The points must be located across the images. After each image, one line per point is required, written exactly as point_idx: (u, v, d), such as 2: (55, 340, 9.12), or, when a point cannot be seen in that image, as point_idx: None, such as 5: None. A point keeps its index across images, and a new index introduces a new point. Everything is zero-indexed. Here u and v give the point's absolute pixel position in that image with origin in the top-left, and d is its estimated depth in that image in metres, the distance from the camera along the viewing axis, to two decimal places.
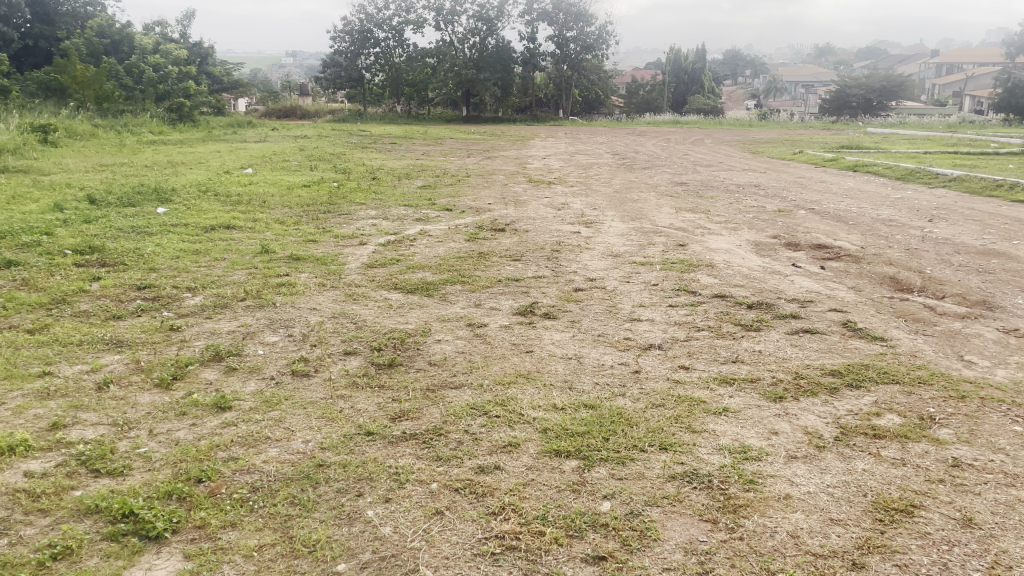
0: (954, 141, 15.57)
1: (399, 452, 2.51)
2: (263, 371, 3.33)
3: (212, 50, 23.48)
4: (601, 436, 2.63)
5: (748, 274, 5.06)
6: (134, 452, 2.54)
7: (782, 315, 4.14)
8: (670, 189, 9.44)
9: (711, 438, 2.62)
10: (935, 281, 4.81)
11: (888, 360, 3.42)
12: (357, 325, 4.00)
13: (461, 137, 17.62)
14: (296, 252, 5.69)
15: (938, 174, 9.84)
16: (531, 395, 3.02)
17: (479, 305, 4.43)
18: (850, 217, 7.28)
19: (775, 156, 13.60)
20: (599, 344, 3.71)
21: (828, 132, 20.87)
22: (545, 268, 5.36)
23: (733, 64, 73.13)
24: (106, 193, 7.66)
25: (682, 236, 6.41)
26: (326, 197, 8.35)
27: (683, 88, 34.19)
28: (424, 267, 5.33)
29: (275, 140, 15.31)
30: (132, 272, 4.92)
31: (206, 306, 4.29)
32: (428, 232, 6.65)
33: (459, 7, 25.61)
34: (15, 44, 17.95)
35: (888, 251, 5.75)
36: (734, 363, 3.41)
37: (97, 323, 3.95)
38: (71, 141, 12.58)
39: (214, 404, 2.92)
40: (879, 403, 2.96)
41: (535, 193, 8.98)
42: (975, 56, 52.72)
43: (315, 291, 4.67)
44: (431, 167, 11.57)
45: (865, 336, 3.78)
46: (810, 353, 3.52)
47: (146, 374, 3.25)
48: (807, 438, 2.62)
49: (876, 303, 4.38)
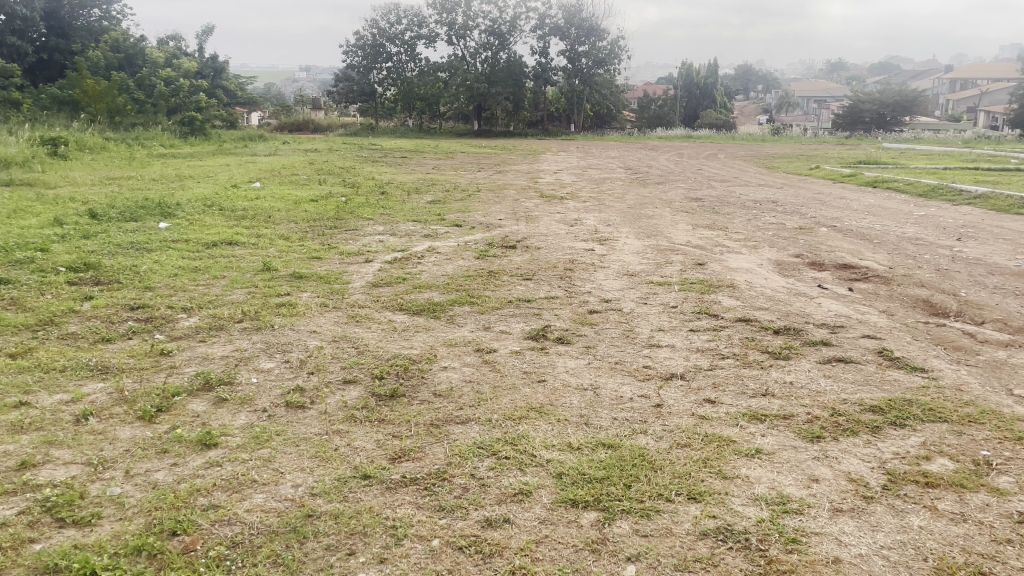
0: (974, 157, 15.18)
1: (397, 501, 2.26)
2: (255, 402, 3.08)
3: (225, 64, 23.43)
4: (622, 483, 2.37)
5: (773, 296, 4.80)
6: (106, 497, 2.30)
7: (812, 341, 3.87)
8: (685, 204, 9.18)
9: (745, 486, 2.35)
10: (973, 305, 4.54)
11: (932, 394, 3.15)
12: (359, 350, 3.76)
13: (473, 151, 17.45)
14: (298, 270, 5.47)
15: (962, 190, 9.52)
16: (543, 433, 2.76)
17: (488, 328, 4.18)
18: (874, 234, 7.02)
19: (791, 172, 13.29)
20: (616, 373, 3.45)
21: (843, 147, 20.56)
22: (557, 287, 5.12)
23: (744, 79, 72.95)
24: (109, 207, 7.48)
25: (701, 255, 6.16)
26: (333, 212, 8.14)
27: (695, 102, 33.96)
28: (432, 286, 5.10)
29: (285, 154, 15.16)
30: (128, 290, 4.72)
31: (201, 328, 4.07)
32: (435, 249, 6.41)
33: (470, 21, 25.55)
34: (30, 57, 18.05)
35: (918, 272, 5.47)
36: (764, 397, 3.14)
37: (84, 347, 3.73)
38: (81, 153, 12.47)
39: (198, 440, 2.68)
40: (927, 445, 2.68)
41: (547, 209, 8.75)
42: (990, 71, 52.16)
43: (316, 312, 4.44)
44: (441, 181, 11.36)
45: (904, 366, 3.50)
46: (846, 386, 3.25)
47: (129, 406, 3.01)
48: (852, 487, 2.35)
49: (912, 329, 4.11)
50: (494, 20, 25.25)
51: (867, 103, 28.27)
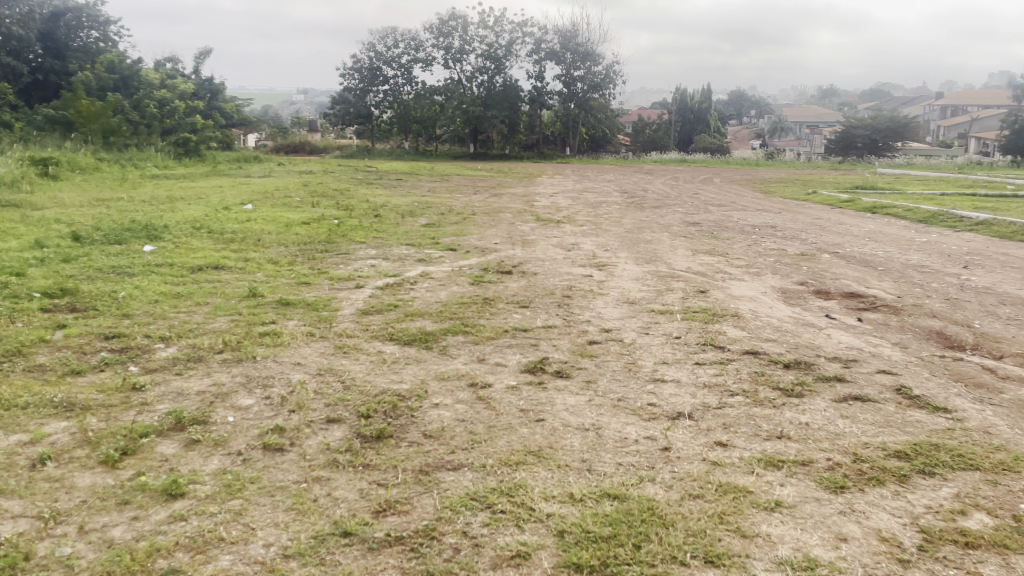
0: (969, 183, 15.03)
1: (380, 565, 2.04)
2: (230, 444, 2.84)
3: (222, 86, 23.31)
4: (631, 542, 2.16)
5: (780, 327, 4.59)
6: (55, 557, 2.07)
7: (825, 377, 3.65)
8: (683, 229, 8.99)
9: (765, 547, 2.14)
10: (990, 338, 4.33)
11: (960, 438, 2.93)
12: (345, 384, 3.52)
13: (468, 174, 17.25)
14: (286, 296, 5.25)
15: (963, 217, 9.34)
16: (544, 481, 2.53)
17: (482, 360, 3.96)
18: (878, 262, 6.82)
19: (788, 197, 13.15)
20: (620, 412, 3.22)
21: (838, 172, 20.46)
22: (555, 316, 4.91)
23: (738, 104, 73.31)
24: (95, 230, 7.24)
25: (703, 282, 5.95)
26: (325, 235, 7.93)
27: (689, 127, 34.05)
28: (424, 314, 4.88)
29: (279, 176, 14.91)
30: (104, 318, 4.48)
31: (179, 360, 3.83)
32: (429, 274, 6.20)
33: (467, 45, 25.56)
34: (25, 78, 17.96)
35: (927, 301, 5.27)
36: (779, 439, 2.92)
37: (51, 380, 3.49)
38: (71, 174, 12.23)
39: (164, 489, 2.45)
40: (962, 497, 2.46)
41: (543, 233, 8.54)
42: (980, 98, 52.43)
43: (302, 342, 4.20)
44: (437, 204, 11.14)
45: (926, 406, 3.27)
46: (866, 428, 3.03)
47: (92, 449, 2.78)
48: (885, 549, 2.15)
49: (928, 363, 3.89)
50: (490, 44, 25.19)
51: (860, 128, 28.21)
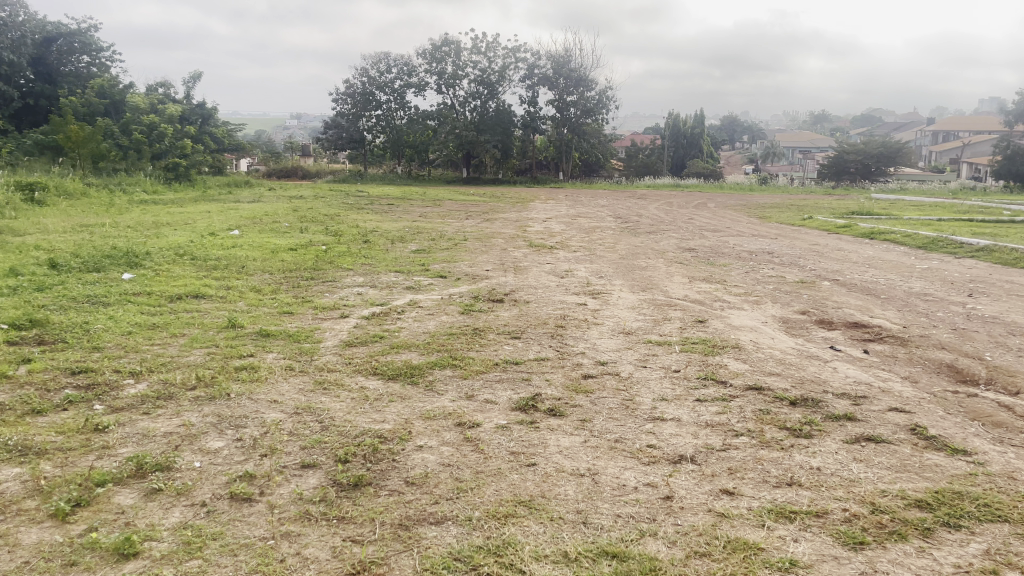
0: (966, 209, 14.89)
1: None
2: (194, 494, 2.61)
3: (214, 111, 23.20)
4: None
5: (783, 359, 4.39)
6: None
7: (834, 415, 3.44)
8: (678, 255, 8.82)
9: None
10: (1003, 371, 4.14)
11: (984, 485, 2.71)
12: (324, 425, 3.29)
13: (460, 199, 17.05)
14: (266, 327, 5.02)
15: (963, 243, 9.20)
16: (535, 537, 2.31)
17: (471, 396, 3.73)
18: (879, 289, 6.65)
19: (785, 222, 13.02)
20: (617, 455, 2.99)
21: (832, 197, 20.38)
22: (548, 347, 4.69)
23: (730, 130, 73.72)
24: (73, 257, 7.02)
25: (701, 311, 5.76)
26: (311, 261, 7.73)
27: (682, 152, 34.15)
28: (410, 346, 4.65)
29: (269, 201, 14.65)
30: (72, 352, 4.25)
31: (148, 398, 3.59)
32: (418, 303, 6.00)
33: (460, 71, 25.56)
34: (14, 103, 17.93)
35: (934, 332, 5.08)
36: (790, 487, 2.70)
37: (8, 421, 3.25)
38: (57, 199, 12.00)
39: (115, 547, 2.21)
40: (993, 553, 2.25)
41: (536, 259, 8.35)
42: (970, 123, 52.65)
43: (280, 377, 3.98)
44: (428, 229, 10.93)
45: (944, 448, 3.06)
46: (881, 472, 2.82)
47: (43, 499, 2.54)
48: None
49: (941, 400, 3.69)
50: (484, 70, 25.11)
51: (852, 154, 28.26)
